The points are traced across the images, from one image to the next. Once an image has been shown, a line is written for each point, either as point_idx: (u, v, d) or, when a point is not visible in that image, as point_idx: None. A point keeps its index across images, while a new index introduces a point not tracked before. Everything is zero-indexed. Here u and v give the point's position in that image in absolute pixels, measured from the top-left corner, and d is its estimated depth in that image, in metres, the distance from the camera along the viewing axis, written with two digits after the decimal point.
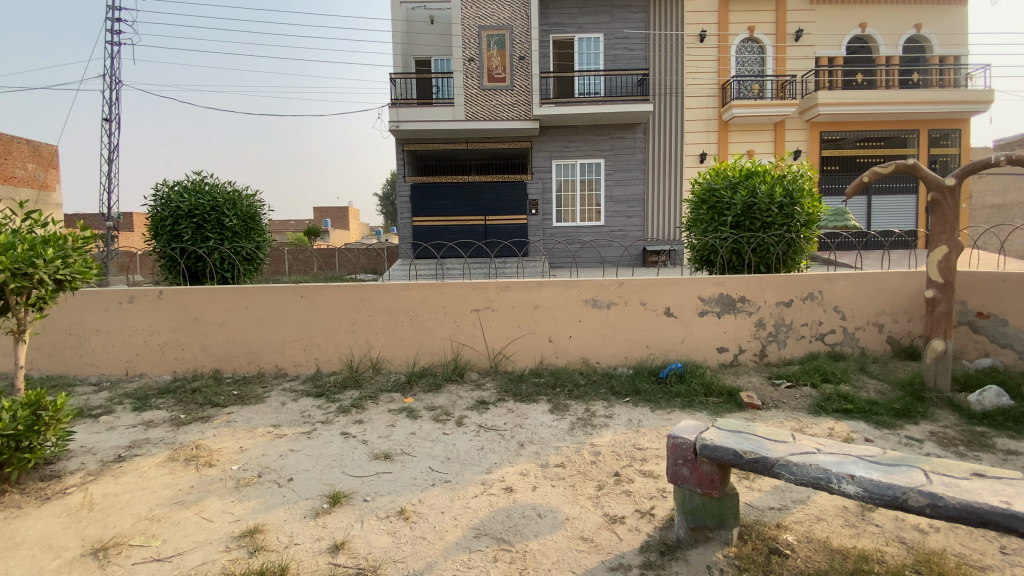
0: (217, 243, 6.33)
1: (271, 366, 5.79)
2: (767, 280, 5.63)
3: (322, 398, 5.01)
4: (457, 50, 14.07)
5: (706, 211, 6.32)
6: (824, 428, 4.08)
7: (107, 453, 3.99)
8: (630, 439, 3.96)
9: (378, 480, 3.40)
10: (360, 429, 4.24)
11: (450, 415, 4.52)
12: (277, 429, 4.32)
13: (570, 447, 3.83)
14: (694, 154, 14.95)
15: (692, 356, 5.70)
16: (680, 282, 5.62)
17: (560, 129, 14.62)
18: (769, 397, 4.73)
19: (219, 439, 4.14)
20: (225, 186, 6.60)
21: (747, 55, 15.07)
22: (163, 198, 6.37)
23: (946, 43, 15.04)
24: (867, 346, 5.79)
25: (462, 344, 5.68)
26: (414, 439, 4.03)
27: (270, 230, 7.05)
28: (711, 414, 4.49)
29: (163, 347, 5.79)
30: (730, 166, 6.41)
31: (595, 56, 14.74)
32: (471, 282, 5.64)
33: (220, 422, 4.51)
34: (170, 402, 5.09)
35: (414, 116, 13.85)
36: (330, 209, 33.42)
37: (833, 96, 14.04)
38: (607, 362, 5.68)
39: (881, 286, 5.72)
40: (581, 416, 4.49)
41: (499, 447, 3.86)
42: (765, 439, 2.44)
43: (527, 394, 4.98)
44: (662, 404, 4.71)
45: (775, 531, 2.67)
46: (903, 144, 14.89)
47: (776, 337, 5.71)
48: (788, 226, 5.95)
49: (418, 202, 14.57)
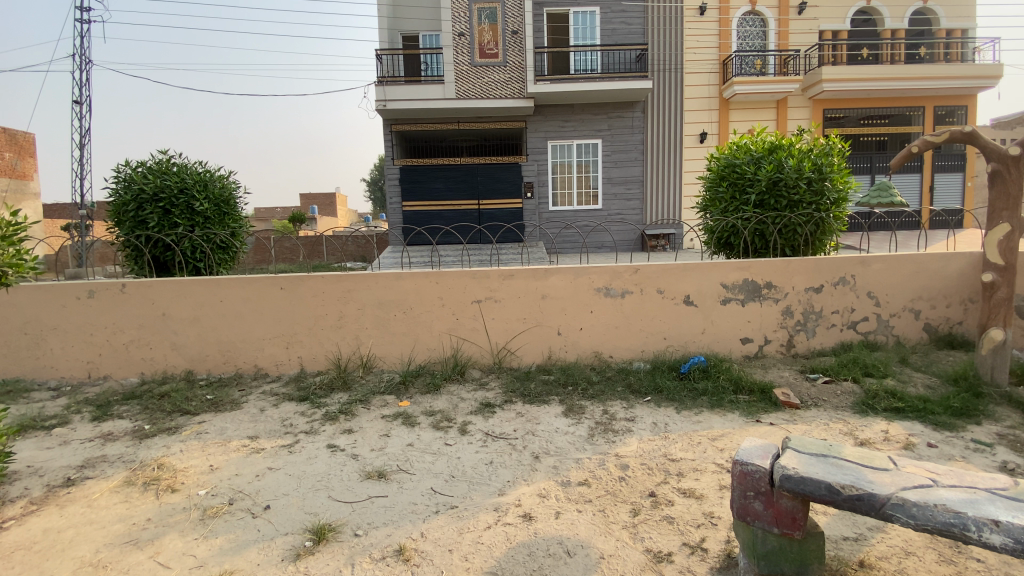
0: (186, 229, 5.69)
1: (250, 366, 5.22)
2: (796, 265, 5.13)
3: (307, 403, 4.46)
4: (446, 23, 13.30)
5: (726, 189, 5.79)
6: (878, 432, 3.63)
7: (54, 475, 3.41)
8: (658, 447, 3.47)
9: (371, 508, 2.87)
10: (349, 441, 3.70)
11: (452, 421, 3.99)
12: (254, 442, 3.77)
13: (593, 460, 3.31)
14: (694, 134, 14.39)
15: (714, 349, 5.21)
16: (701, 267, 5.11)
17: (555, 108, 13.95)
18: (807, 395, 4.25)
19: (186, 456, 3.58)
20: (195, 166, 5.96)
21: (748, 29, 14.42)
22: (124, 180, 5.69)
23: (952, 16, 14.52)
24: (902, 335, 5.34)
25: (461, 339, 5.14)
26: (413, 452, 3.50)
27: (247, 215, 6.44)
28: (746, 414, 4.00)
29: (128, 346, 5.19)
30: (751, 139, 5.88)
31: (591, 30, 14.00)
32: (470, 270, 5.08)
33: (190, 434, 3.93)
34: (135, 410, 4.50)
35: (403, 94, 13.13)
36: (317, 196, 32.59)
37: (838, 71, 13.45)
38: (622, 357, 5.18)
39: (917, 269, 5.26)
40: (600, 419, 3.97)
41: (511, 461, 3.35)
42: (861, 467, 1.99)
43: (536, 394, 4.47)
44: (688, 404, 4.22)
45: (860, 572, 2.19)
46: (908, 122, 14.43)
47: (805, 326, 5.23)
48: (816, 204, 5.45)
49: (409, 185, 13.89)
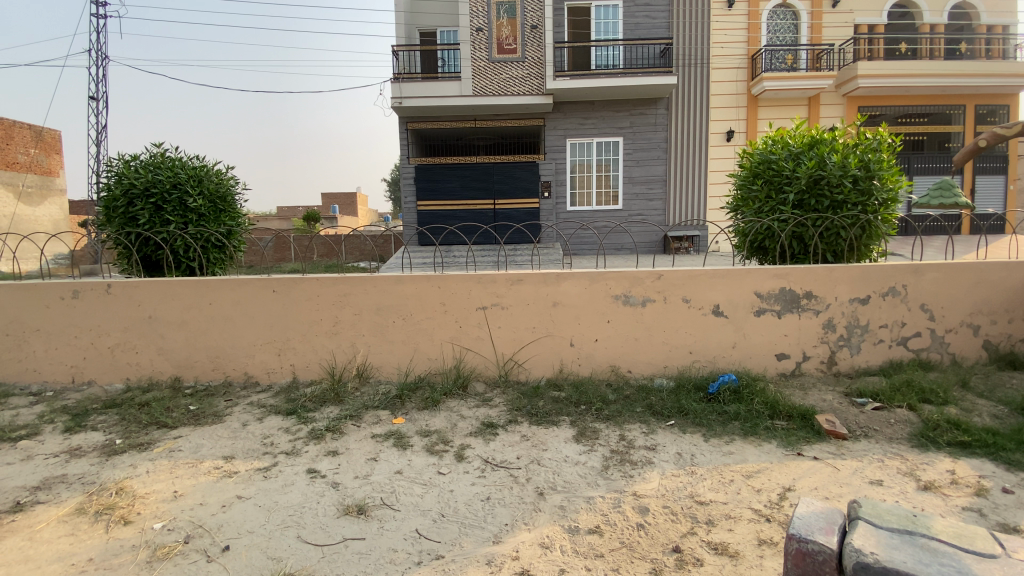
0: (179, 227, 5.38)
1: (239, 374, 4.87)
2: (840, 272, 4.58)
3: (293, 417, 4.07)
4: (464, 18, 12.92)
5: (760, 187, 5.28)
6: (942, 472, 3.09)
7: (4, 499, 3.08)
8: (683, 486, 3.01)
9: (343, 554, 2.45)
10: (332, 466, 3.29)
11: (449, 444, 3.56)
12: (228, 464, 3.39)
13: (607, 500, 2.85)
14: (719, 132, 13.74)
15: (746, 365, 4.69)
16: (732, 274, 4.58)
17: (574, 105, 13.46)
18: (854, 424, 3.71)
19: (151, 479, 3.23)
20: (191, 160, 5.67)
21: (778, 22, 13.70)
22: (116, 175, 5.43)
23: (994, 10, 13.57)
24: (959, 353, 4.74)
25: (465, 349, 4.71)
26: (401, 482, 3.07)
27: (245, 211, 6.09)
28: (785, 446, 3.48)
29: (113, 350, 4.89)
30: (790, 133, 5.34)
31: (613, 25, 13.47)
32: (476, 274, 4.65)
33: (161, 453, 3.59)
34: (111, 421, 4.19)
35: (418, 91, 12.79)
36: (337, 194, 32.63)
37: (875, 66, 12.67)
38: (641, 372, 4.70)
39: (978, 279, 4.65)
40: (616, 447, 3.49)
41: (511, 498, 2.90)
42: (960, 553, 1.56)
43: (545, 413, 4.01)
44: (716, 429, 3.73)
45: None
46: (948, 120, 13.50)
47: (848, 341, 4.68)
48: (862, 205, 4.89)
49: (423, 184, 13.53)
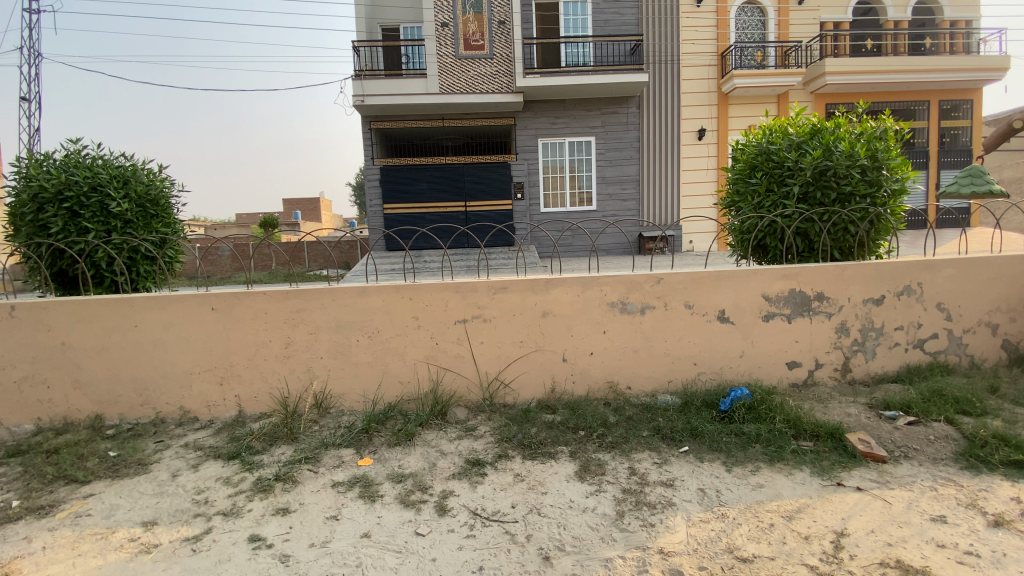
0: (99, 236, 4.59)
1: (174, 409, 4.12)
2: (853, 271, 4.18)
3: (237, 463, 3.37)
4: (429, 13, 12.29)
5: (759, 180, 4.85)
6: (1008, 501, 2.67)
7: None
8: (717, 536, 2.49)
9: None
10: (281, 530, 2.63)
11: (427, 491, 2.94)
12: (149, 534, 2.68)
13: (628, 563, 2.31)
14: (692, 130, 13.50)
15: (755, 375, 4.23)
16: (739, 276, 4.12)
17: (545, 103, 13.00)
18: (890, 443, 3.26)
19: (47, 560, 2.51)
20: (115, 158, 4.87)
21: (747, 19, 13.56)
22: (22, 177, 4.60)
23: (957, 5, 13.76)
24: (978, 354, 4.40)
25: (442, 369, 4.10)
26: (368, 551, 2.44)
27: (182, 217, 5.31)
28: (820, 474, 3.00)
29: (21, 385, 4.06)
30: (788, 121, 4.94)
31: (583, 21, 13.09)
32: (452, 283, 4.04)
33: (66, 520, 2.85)
34: (9, 475, 3.39)
35: (382, 89, 12.08)
36: (300, 201, 31.47)
37: (841, 64, 12.65)
38: (641, 388, 4.18)
39: (995, 274, 4.33)
40: (627, 485, 2.95)
41: (509, 567, 2.31)
42: None
43: (539, 444, 3.43)
44: (739, 455, 3.23)
45: None
46: (913, 116, 13.64)
47: (863, 347, 4.27)
48: (870, 197, 4.54)
49: (389, 186, 12.80)
